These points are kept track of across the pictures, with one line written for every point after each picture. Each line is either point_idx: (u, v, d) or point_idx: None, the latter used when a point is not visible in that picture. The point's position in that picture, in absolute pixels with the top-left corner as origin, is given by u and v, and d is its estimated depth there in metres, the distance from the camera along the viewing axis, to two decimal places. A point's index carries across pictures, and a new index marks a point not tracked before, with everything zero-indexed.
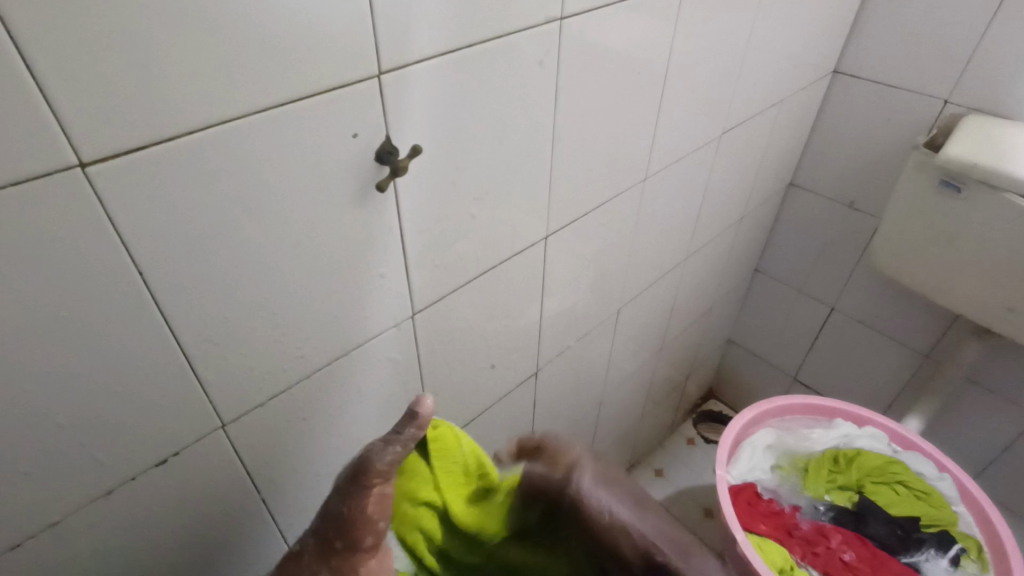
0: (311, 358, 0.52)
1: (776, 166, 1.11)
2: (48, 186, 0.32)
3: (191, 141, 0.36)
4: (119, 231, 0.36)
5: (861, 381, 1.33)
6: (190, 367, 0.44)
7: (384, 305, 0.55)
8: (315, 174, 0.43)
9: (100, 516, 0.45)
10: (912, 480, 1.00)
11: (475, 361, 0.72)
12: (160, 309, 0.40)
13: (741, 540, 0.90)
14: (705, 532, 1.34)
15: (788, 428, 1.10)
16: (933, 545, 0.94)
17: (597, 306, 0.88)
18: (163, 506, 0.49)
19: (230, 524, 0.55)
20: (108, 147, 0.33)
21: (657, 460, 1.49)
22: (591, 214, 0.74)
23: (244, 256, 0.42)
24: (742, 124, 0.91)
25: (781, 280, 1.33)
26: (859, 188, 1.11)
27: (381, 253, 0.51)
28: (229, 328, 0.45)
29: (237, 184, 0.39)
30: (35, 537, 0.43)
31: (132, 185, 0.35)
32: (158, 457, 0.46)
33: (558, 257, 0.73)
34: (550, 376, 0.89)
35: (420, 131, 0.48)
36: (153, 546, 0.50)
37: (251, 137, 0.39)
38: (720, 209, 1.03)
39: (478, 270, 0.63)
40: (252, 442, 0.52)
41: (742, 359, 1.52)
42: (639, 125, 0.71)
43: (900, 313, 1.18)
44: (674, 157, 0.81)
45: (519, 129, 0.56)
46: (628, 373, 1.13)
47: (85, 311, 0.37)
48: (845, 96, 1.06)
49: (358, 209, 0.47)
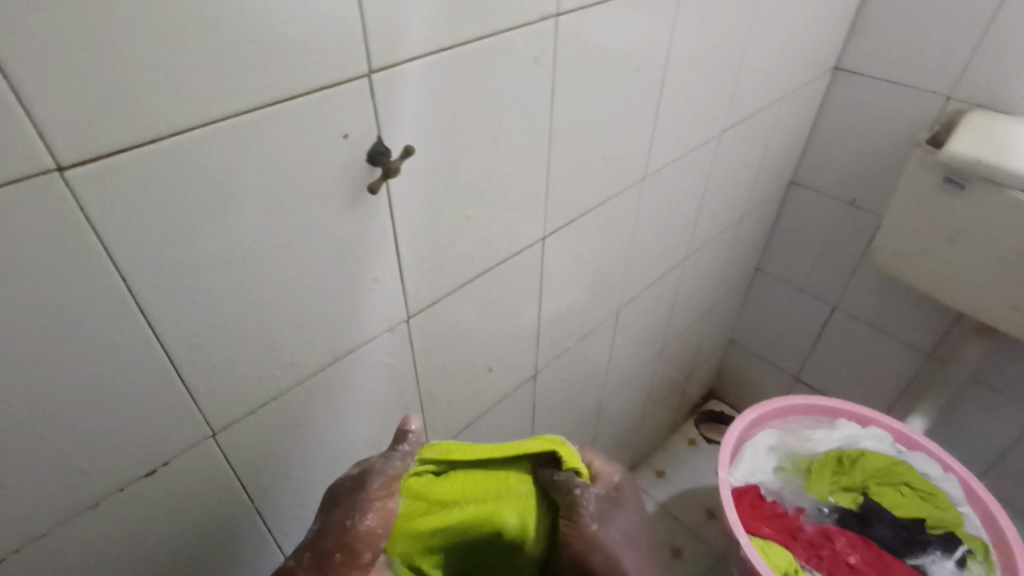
0: (304, 364, 0.51)
1: (776, 163, 1.10)
2: (24, 191, 0.31)
3: (175, 143, 0.35)
4: (102, 237, 0.35)
5: (863, 380, 1.32)
6: (178, 375, 0.43)
7: (377, 309, 0.54)
8: (306, 176, 0.42)
9: (88, 528, 0.44)
10: (916, 481, 0.99)
11: (472, 364, 0.71)
12: (146, 316, 0.39)
13: (744, 543, 0.88)
14: (707, 533, 1.33)
15: (789, 430, 1.09)
16: (939, 547, 0.93)
17: (595, 307, 0.87)
18: (153, 517, 0.48)
19: (223, 533, 0.54)
20: (87, 149, 0.32)
21: (658, 461, 1.47)
22: (589, 214, 0.72)
23: (232, 261, 0.41)
24: (742, 122, 0.90)
25: (782, 278, 1.32)
26: (861, 185, 1.10)
27: (374, 255, 0.50)
28: (219, 335, 0.44)
29: (223, 186, 0.38)
30: (21, 550, 0.41)
31: (113, 188, 0.34)
32: (147, 467, 0.45)
33: (555, 258, 0.72)
34: (549, 378, 0.88)
35: (413, 131, 0.47)
36: (144, 557, 0.49)
37: (238, 139, 0.38)
38: (720, 207, 1.02)
39: (474, 271, 0.62)
40: (244, 449, 0.51)
41: (743, 359, 1.51)
42: (637, 124, 0.70)
43: (902, 312, 1.17)
44: (673, 155, 0.80)
45: (515, 128, 0.55)
46: (628, 374, 1.12)
47: (68, 319, 0.36)
48: (846, 92, 1.04)
49: (350, 211, 0.46)
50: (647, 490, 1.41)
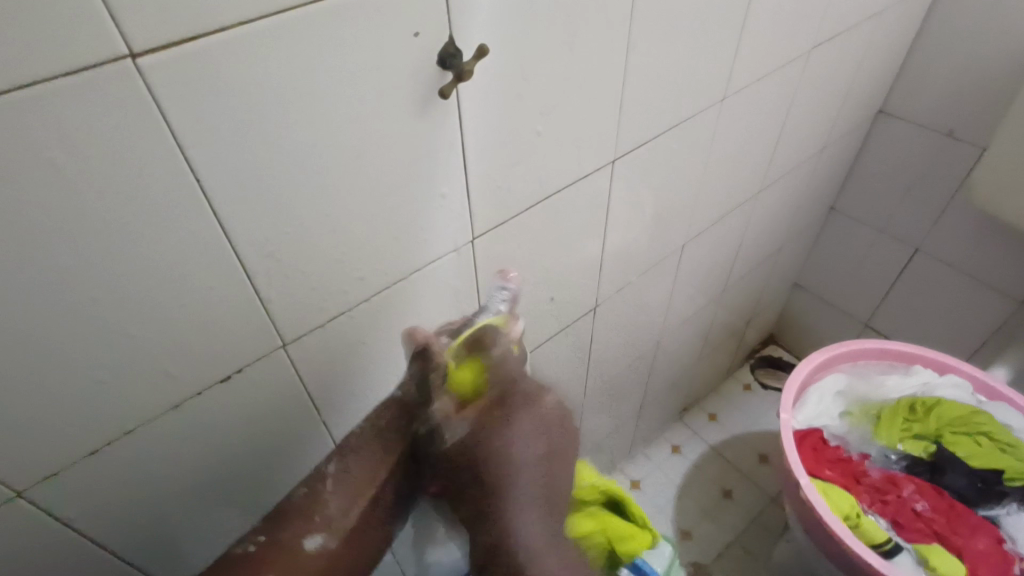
0: (370, 281, 0.50)
1: (865, 91, 1.00)
2: (98, 79, 0.30)
3: (245, 34, 0.33)
4: (175, 133, 0.34)
5: (940, 328, 1.24)
6: (251, 283, 0.43)
7: (443, 227, 0.52)
8: (379, 77, 0.40)
9: (171, 428, 0.46)
10: (996, 432, 0.93)
11: (534, 293, 0.69)
12: (220, 220, 0.39)
13: (804, 483, 0.86)
14: (760, 476, 1.31)
15: (859, 375, 1.05)
16: (1016, 500, 0.90)
17: (660, 241, 0.84)
18: (228, 423, 0.49)
19: (293, 443, 0.56)
20: (158, 37, 0.31)
21: (711, 405, 1.45)
22: (661, 138, 0.68)
23: (301, 168, 0.40)
24: (833, 40, 0.82)
25: (859, 219, 1.23)
26: (961, 114, 1.00)
27: (442, 170, 0.48)
28: (291, 245, 0.43)
29: (294, 85, 0.37)
30: (111, 445, 0.43)
31: (184, 81, 0.33)
32: (223, 374, 0.46)
33: (624, 185, 0.69)
34: (608, 314, 0.86)
35: (486, 32, 0.44)
36: (221, 460, 0.51)
37: (308, 32, 0.35)
38: (800, 139, 0.94)
39: (540, 195, 0.59)
40: (313, 363, 0.51)
41: (808, 304, 1.44)
42: (721, 38, 0.64)
43: (995, 256, 1.08)
44: (757, 75, 0.74)
45: (590, 36, 0.51)
46: (687, 314, 1.08)
47: (146, 220, 0.36)
48: (953, 8, 0.93)
49: (421, 118, 0.44)
50: (698, 432, 1.39)
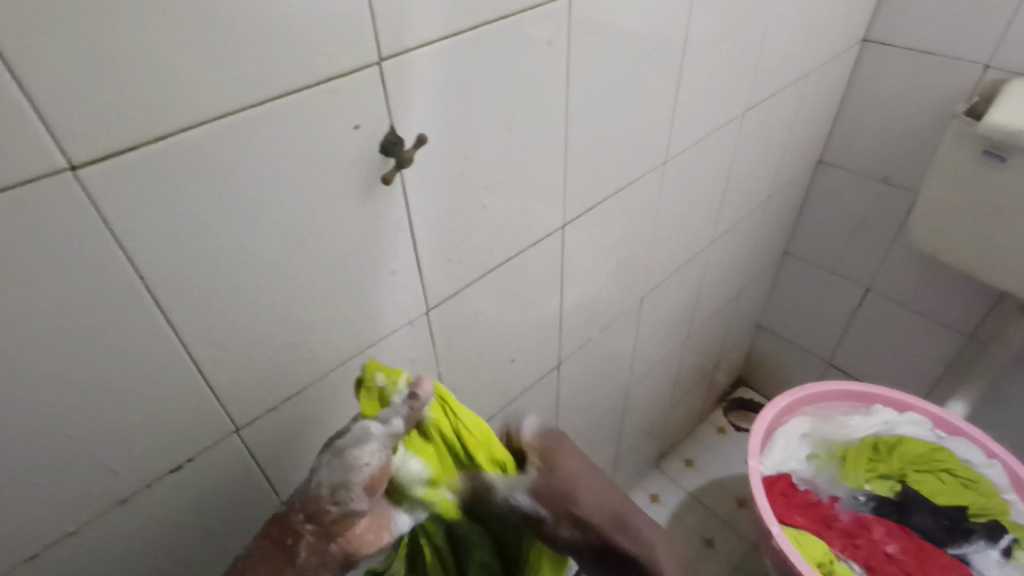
0: (323, 359, 0.51)
1: (803, 143, 1.06)
2: (39, 191, 0.31)
3: (185, 138, 0.35)
4: (117, 235, 0.35)
5: (899, 364, 1.27)
6: (198, 372, 0.43)
7: (396, 300, 0.53)
8: (320, 166, 0.42)
9: (116, 523, 0.45)
10: (956, 469, 0.97)
11: (495, 355, 0.70)
12: (164, 314, 0.39)
13: (776, 533, 0.87)
14: (739, 522, 1.30)
15: (822, 416, 1.07)
16: (983, 536, 0.92)
17: (619, 296, 0.86)
18: (176, 515, 0.48)
19: (249, 528, 0.55)
20: (96, 149, 0.32)
21: (686, 451, 1.45)
22: (609, 200, 0.71)
23: (245, 256, 0.41)
24: (765, 102, 0.87)
25: (812, 262, 1.28)
26: (895, 161, 1.06)
27: (392, 248, 0.50)
28: (238, 330, 0.44)
29: (235, 178, 0.38)
30: (52, 547, 0.42)
31: (123, 186, 0.34)
32: (172, 463, 0.45)
33: (577, 246, 0.71)
34: (573, 369, 0.87)
35: (426, 120, 0.46)
36: (170, 551, 0.50)
37: (249, 130, 0.37)
38: (744, 193, 0.99)
39: (493, 262, 0.61)
40: (266, 444, 0.51)
41: (772, 344, 1.47)
42: (656, 108, 0.68)
43: (940, 293, 1.13)
44: (695, 136, 0.78)
45: (532, 117, 0.54)
46: (653, 364, 1.10)
47: (87, 320, 0.36)
48: (875, 67, 1.00)
49: (365, 203, 0.46)
50: (675, 480, 1.39)
